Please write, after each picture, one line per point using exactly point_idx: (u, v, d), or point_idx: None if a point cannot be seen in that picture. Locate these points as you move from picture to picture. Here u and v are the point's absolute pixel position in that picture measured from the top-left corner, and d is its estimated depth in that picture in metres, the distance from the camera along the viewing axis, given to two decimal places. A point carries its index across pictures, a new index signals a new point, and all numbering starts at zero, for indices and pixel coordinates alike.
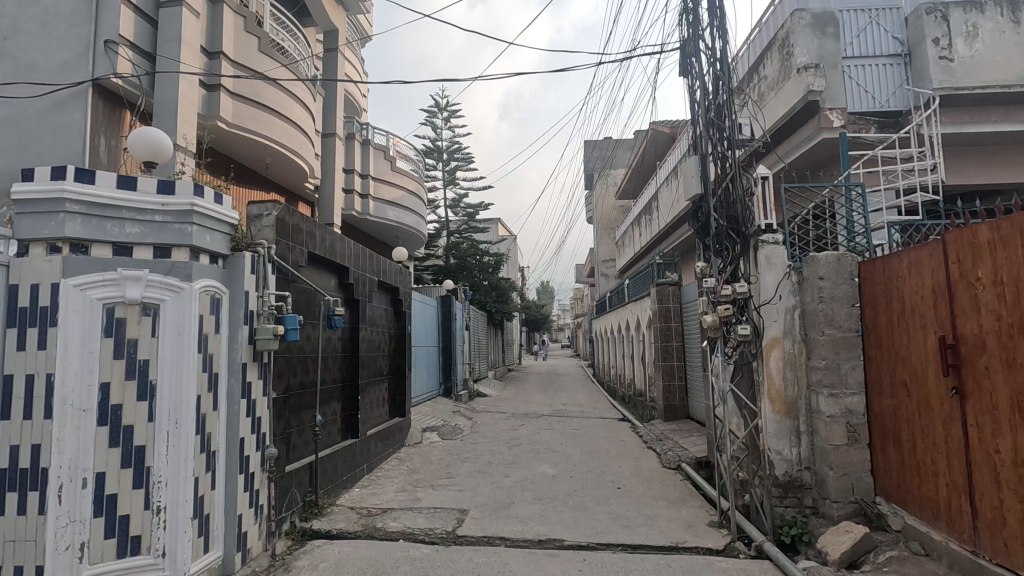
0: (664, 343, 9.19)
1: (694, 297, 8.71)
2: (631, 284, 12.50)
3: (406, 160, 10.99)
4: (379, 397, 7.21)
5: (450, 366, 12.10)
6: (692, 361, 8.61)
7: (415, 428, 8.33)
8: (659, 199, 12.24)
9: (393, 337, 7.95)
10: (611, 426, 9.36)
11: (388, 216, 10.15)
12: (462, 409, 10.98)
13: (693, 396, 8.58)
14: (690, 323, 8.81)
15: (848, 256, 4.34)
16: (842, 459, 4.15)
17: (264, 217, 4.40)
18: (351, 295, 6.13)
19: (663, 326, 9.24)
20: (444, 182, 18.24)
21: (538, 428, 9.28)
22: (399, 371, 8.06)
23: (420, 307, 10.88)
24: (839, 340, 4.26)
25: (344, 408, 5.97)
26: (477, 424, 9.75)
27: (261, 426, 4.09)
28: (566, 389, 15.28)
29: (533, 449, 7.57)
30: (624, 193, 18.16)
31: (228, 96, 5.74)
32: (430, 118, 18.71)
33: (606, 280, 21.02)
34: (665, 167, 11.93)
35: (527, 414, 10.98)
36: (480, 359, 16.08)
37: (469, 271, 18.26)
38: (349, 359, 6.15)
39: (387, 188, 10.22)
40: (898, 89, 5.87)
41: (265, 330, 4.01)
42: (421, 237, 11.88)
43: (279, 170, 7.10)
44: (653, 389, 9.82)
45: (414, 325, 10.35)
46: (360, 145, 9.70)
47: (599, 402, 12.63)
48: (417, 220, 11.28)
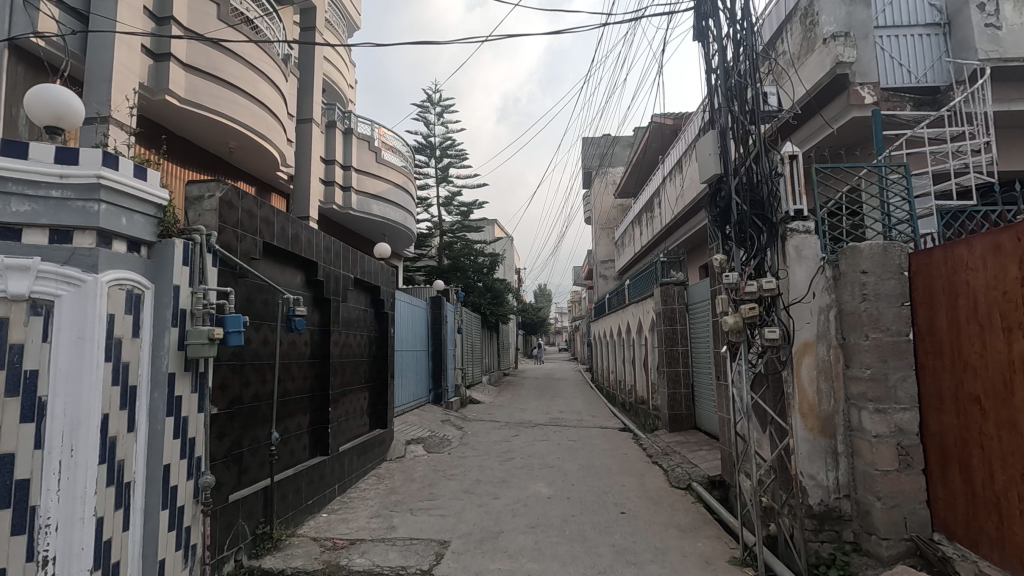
0: (669, 347, 8.51)
1: (702, 297, 8.04)
2: (631, 285, 11.97)
3: (393, 152, 10.33)
4: (356, 408, 6.53)
5: (440, 371, 11.39)
6: (701, 367, 7.93)
7: (399, 440, 7.63)
8: (662, 195, 11.57)
9: (373, 340, 7.27)
10: (612, 436, 8.67)
11: (372, 210, 9.48)
12: (453, 418, 10.28)
13: (702, 405, 7.90)
14: (698, 326, 8.14)
15: (895, 246, 3.66)
16: (891, 488, 3.48)
17: (205, 200, 3.71)
18: (321, 294, 5.45)
19: (669, 328, 8.57)
20: (436, 178, 17.56)
21: (532, 439, 8.58)
22: (381, 378, 7.38)
23: (408, 308, 10.19)
24: (886, 345, 3.58)
25: (312, 422, 5.28)
26: (467, 435, 9.05)
27: (196, 449, 3.39)
28: (564, 395, 14.58)
29: (527, 464, 6.87)
30: (624, 190, 17.50)
31: (179, 67, 5.08)
32: (422, 112, 18.03)
33: (605, 282, 20.33)
34: (669, 160, 11.27)
35: (522, 423, 10.29)
36: (474, 363, 15.38)
37: (463, 273, 17.57)
38: (319, 366, 5.47)
39: (371, 181, 9.55)
40: (937, 62, 5.24)
41: (199, 333, 3.30)
42: (409, 234, 11.20)
43: (245, 155, 6.43)
44: (657, 397, 9.13)
45: (400, 327, 9.66)
46: (341, 133, 9.02)
47: (598, 409, 11.94)
48: (406, 215, 10.61)
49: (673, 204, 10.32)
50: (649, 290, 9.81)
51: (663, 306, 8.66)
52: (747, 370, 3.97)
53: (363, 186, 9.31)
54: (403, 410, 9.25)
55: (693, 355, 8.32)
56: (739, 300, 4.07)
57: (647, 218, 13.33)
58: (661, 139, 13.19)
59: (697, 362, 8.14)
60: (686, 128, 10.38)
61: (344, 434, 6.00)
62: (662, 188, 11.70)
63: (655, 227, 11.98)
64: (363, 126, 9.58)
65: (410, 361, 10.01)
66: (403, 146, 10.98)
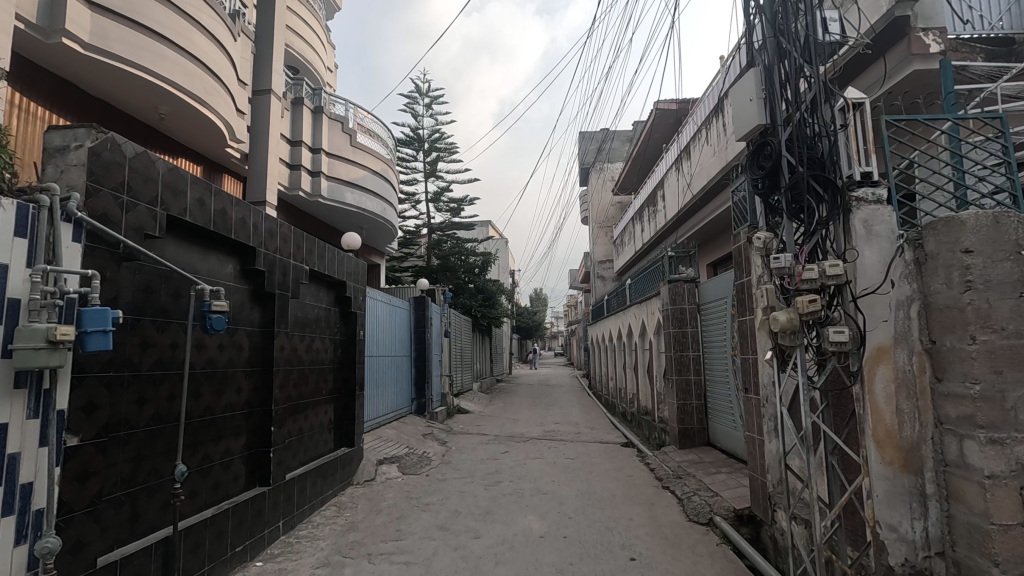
0: (679, 354, 7.52)
1: (716, 296, 7.08)
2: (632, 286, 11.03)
3: (370, 136, 9.32)
4: (316, 425, 5.52)
5: (424, 380, 10.37)
6: (718, 377, 6.95)
7: (369, 460, 6.62)
8: (667, 187, 10.61)
9: (338, 345, 6.26)
10: (613, 454, 7.68)
11: (345, 199, 8.49)
12: (436, 431, 9.27)
13: (718, 420, 6.93)
14: (713, 330, 7.15)
15: (1009, 213, 2.63)
16: (1015, 550, 2.46)
17: (70, 151, 2.70)
18: (261, 287, 4.45)
19: (678, 332, 7.60)
20: (424, 174, 16.59)
21: (523, 458, 7.58)
22: (348, 388, 6.37)
23: (387, 310, 9.16)
24: (1001, 352, 2.55)
25: (248, 445, 4.26)
26: (451, 452, 8.04)
27: (32, 500, 2.35)
28: (560, 404, 13.58)
29: (516, 490, 5.87)
30: (623, 186, 16.55)
31: (83, 5, 4.11)
32: (410, 104, 17.06)
33: (603, 284, 19.34)
34: (674, 149, 10.33)
35: (513, 436, 9.29)
36: (464, 369, 14.36)
37: (453, 273, 16.74)
38: (260, 376, 4.46)
39: (344, 167, 8.57)
40: (1013, 6, 4.38)
41: (33, 333, 2.29)
42: (390, 228, 10.23)
43: (181, 125, 5.45)
44: (663, 408, 8.16)
45: (377, 330, 8.62)
46: (310, 113, 8.05)
47: (597, 420, 10.95)
48: (385, 206, 9.63)
49: (681, 194, 9.36)
50: (654, 289, 8.83)
51: (673, 307, 7.68)
52: (807, 384, 3.00)
53: (333, 172, 8.33)
54: (379, 423, 8.22)
55: (706, 362, 7.37)
56: (792, 292, 3.08)
57: (649, 214, 12.35)
58: (665, 128, 12.23)
59: (713, 370, 7.15)
60: (693, 111, 9.43)
61: (296, 458, 4.99)
62: (667, 179, 10.74)
63: (659, 221, 11.06)
64: (336, 106, 8.60)
65: (387, 369, 8.97)
66: (384, 132, 10.02)
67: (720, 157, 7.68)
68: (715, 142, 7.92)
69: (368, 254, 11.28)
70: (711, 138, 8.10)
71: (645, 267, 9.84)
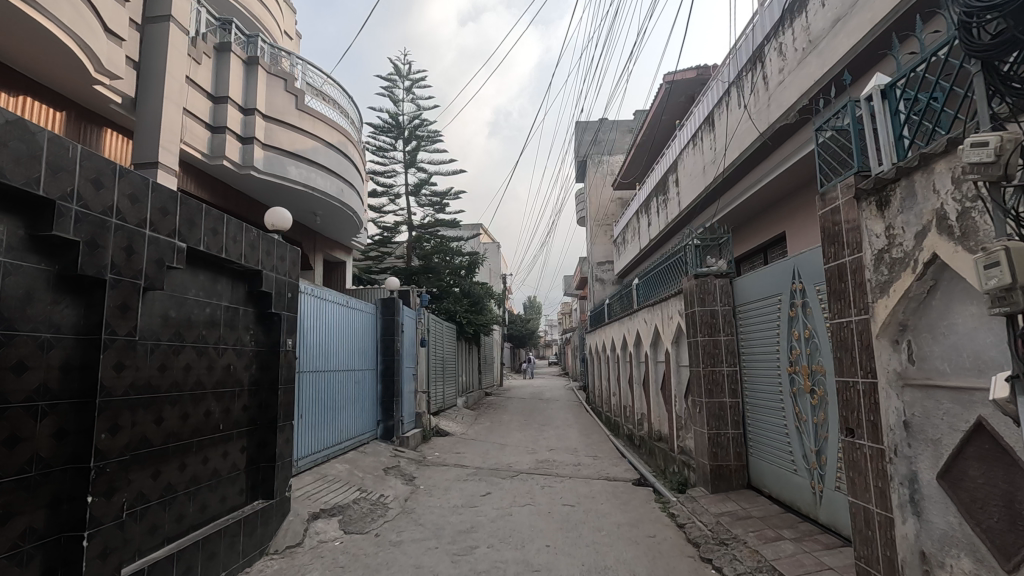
0: (710, 369, 5.85)
1: (758, 294, 5.46)
2: (640, 285, 9.39)
3: (324, 101, 7.65)
4: (202, 477, 3.81)
5: (393, 398, 8.63)
6: (762, 401, 5.35)
7: (300, 516, 4.88)
8: (684, 169, 8.97)
9: (251, 360, 4.53)
10: (625, 498, 5.98)
11: (288, 174, 6.83)
12: (403, 464, 7.54)
13: (761, 455, 5.37)
14: (755, 340, 5.51)
15: None
16: None
17: None
18: (69, 270, 2.73)
19: (709, 341, 5.92)
20: (403, 164, 14.92)
21: (508, 504, 5.86)
22: (266, 420, 4.63)
23: (343, 314, 7.45)
24: None
25: (38, 531, 2.56)
26: (417, 494, 6.30)
27: None
28: (555, 424, 11.85)
29: (497, 565, 4.15)
30: (626, 177, 14.93)
31: None
32: (389, 87, 15.41)
33: (603, 286, 17.61)
34: (693, 122, 8.68)
35: (498, 469, 7.57)
36: (446, 383, 12.64)
37: (436, 275, 15.13)
38: (69, 416, 2.73)
39: (288, 135, 6.91)
40: None
41: None
42: (351, 217, 8.55)
43: (5, 35, 3.81)
44: (689, 437, 6.47)
45: (327, 339, 6.88)
46: (241, 64, 6.40)
47: (599, 447, 9.24)
48: (344, 187, 7.96)
49: (707, 171, 7.72)
50: (672, 286, 7.18)
51: (700, 309, 6.00)
52: None
53: (271, 139, 6.67)
54: (326, 457, 6.47)
55: (746, 381, 5.71)
56: None
57: (658, 203, 10.73)
58: (678, 103, 10.62)
59: (755, 392, 5.52)
60: (719, 72, 7.82)
61: (153, 533, 3.27)
62: (682, 158, 9.15)
63: (673, 208, 9.44)
64: (278, 60, 6.95)
65: (342, 386, 7.23)
66: (346, 100, 8.35)
67: (761, 119, 6.08)
68: (754, 99, 6.29)
69: (329, 248, 9.62)
70: (746, 96, 6.50)
71: (659, 261, 8.17)
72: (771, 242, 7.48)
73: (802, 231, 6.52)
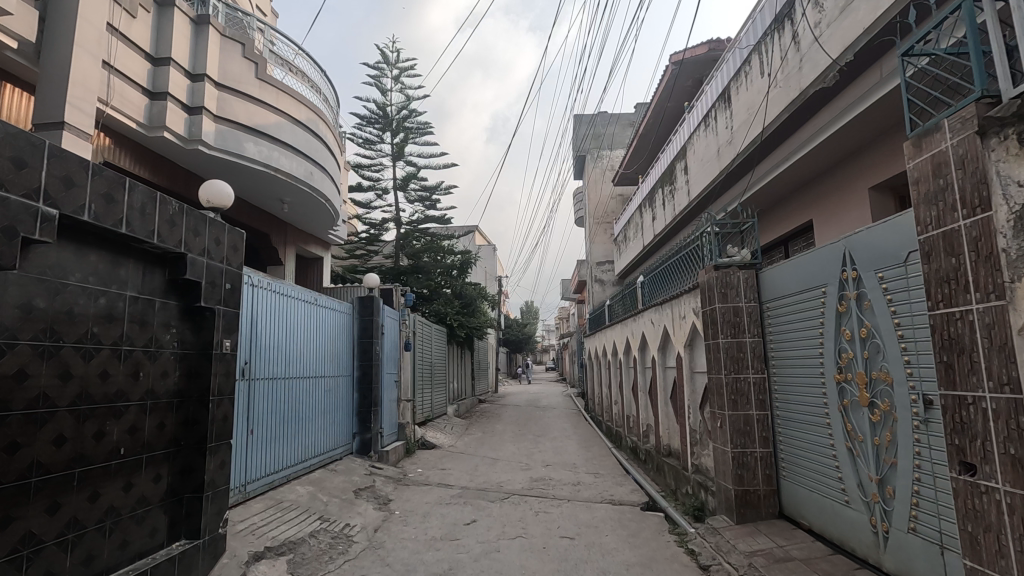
0: (734, 377, 4.97)
1: (791, 287, 4.59)
2: (645, 283, 8.54)
3: (292, 73, 6.77)
4: (88, 519, 2.91)
5: (370, 408, 7.74)
6: (797, 415, 4.48)
7: (238, 558, 3.97)
8: (695, 154, 8.10)
9: (171, 366, 3.63)
10: (633, 529, 5.09)
11: (245, 151, 5.97)
12: (379, 484, 6.62)
13: (796, 478, 4.50)
14: (788, 342, 4.63)
15: None
16: None
17: None
18: None
19: (733, 344, 5.03)
20: (391, 157, 14.09)
21: (496, 536, 4.96)
22: (192, 441, 3.73)
23: (310, 313, 6.55)
24: None
25: None
26: (390, 523, 5.38)
27: None
28: (552, 435, 10.95)
29: None
30: (627, 172, 14.09)
31: None
32: (376, 77, 14.58)
33: (603, 288, 16.74)
34: (704, 102, 7.82)
35: (486, 489, 6.67)
36: (435, 390, 11.85)
37: (426, 274, 14.25)
38: None
39: (246, 107, 6.05)
40: None
41: None
42: (324, 205, 7.68)
43: None
44: (708, 455, 5.57)
45: (288, 341, 5.96)
46: (188, 24, 5.52)
47: (600, 462, 8.34)
48: (314, 170, 7.08)
49: (724, 152, 6.87)
50: (686, 281, 6.31)
51: (721, 306, 5.12)
52: None
53: (224, 110, 5.81)
54: (284, 479, 5.56)
55: (776, 390, 4.84)
56: None
57: (663, 194, 9.88)
58: (685, 86, 9.78)
59: (788, 404, 4.64)
60: (735, 41, 6.98)
61: None
62: (692, 142, 8.32)
63: (682, 198, 8.59)
64: (235, 23, 6.07)
65: (307, 396, 6.32)
66: (319, 75, 7.47)
67: (791, 85, 5.22)
68: (782, 62, 5.43)
69: (303, 241, 8.74)
70: (771, 60, 5.65)
71: (669, 254, 7.30)
72: (804, 228, 6.62)
73: (843, 214, 5.68)
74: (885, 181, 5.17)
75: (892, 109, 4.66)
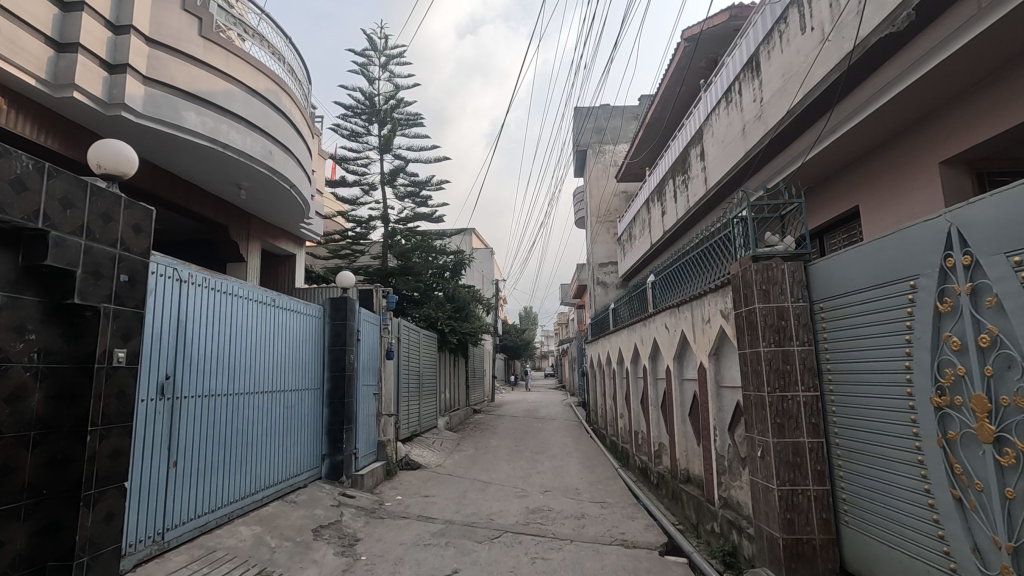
0: (780, 396, 3.96)
1: (857, 281, 3.58)
2: (656, 283, 7.56)
3: (249, 34, 5.79)
4: None
5: (343, 425, 6.72)
6: (866, 448, 3.48)
7: None
8: (714, 135, 7.12)
9: (29, 384, 2.63)
10: None
11: (185, 121, 4.99)
12: (347, 519, 5.59)
13: (867, 529, 3.48)
14: (851, 353, 3.63)
15: None
16: None
17: None
18: None
19: (778, 353, 4.03)
20: (378, 150, 13.12)
21: None
22: (61, 488, 2.72)
23: (267, 316, 5.53)
24: None
25: None
26: (352, 574, 4.36)
27: None
28: (551, 452, 9.93)
29: None
30: (632, 166, 13.12)
31: None
32: (362, 64, 13.62)
33: (606, 291, 15.75)
34: (726, 75, 6.85)
35: (474, 524, 5.63)
36: (424, 402, 10.82)
37: (416, 275, 13.27)
38: None
39: (188, 69, 5.07)
40: None
41: None
42: (290, 192, 6.68)
43: None
44: (744, 489, 4.54)
45: (234, 350, 4.93)
46: None
47: (607, 487, 7.32)
48: (276, 149, 6.09)
49: (752, 128, 5.90)
50: (711, 278, 5.31)
51: (762, 307, 4.11)
52: None
53: (157, 71, 4.82)
54: (224, 518, 4.55)
55: (834, 412, 3.83)
56: None
57: (675, 185, 8.92)
58: (700, 65, 8.82)
59: (850, 432, 3.64)
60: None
61: None
62: (709, 122, 7.35)
63: (699, 186, 7.61)
64: None
65: (260, 414, 5.30)
66: (284, 42, 6.47)
67: (846, 34, 4.24)
68: (832, 10, 4.44)
69: (269, 235, 7.75)
70: (816, 9, 4.68)
71: (687, 248, 6.31)
72: (852, 213, 5.63)
73: (907, 194, 4.70)
74: (964, 152, 4.18)
75: (986, 56, 3.67)
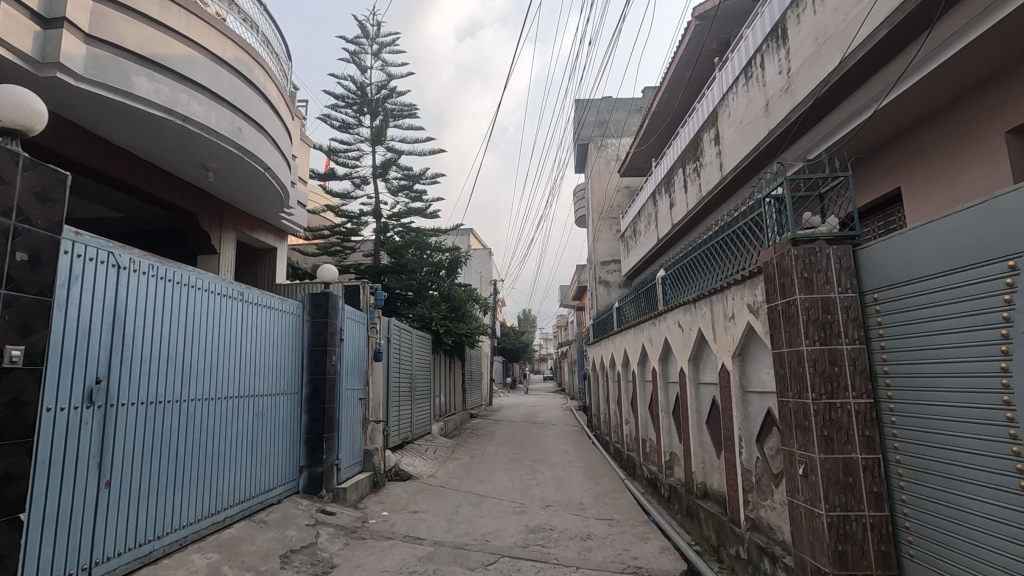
0: (828, 404, 3.32)
1: (926, 265, 2.95)
2: (667, 278, 6.94)
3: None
4: None
5: (322, 433, 6.07)
6: (940, 468, 2.85)
7: None
8: (731, 116, 6.51)
9: None
10: None
11: (136, 87, 4.37)
12: (323, 541, 4.94)
13: (941, 566, 2.85)
14: (918, 352, 3.00)
15: None
16: None
17: None
18: None
19: (825, 353, 3.39)
20: (369, 142, 12.51)
21: None
22: None
23: (233, 311, 4.89)
24: None
25: None
26: None
27: None
28: (552, 461, 9.29)
29: None
30: (636, 159, 12.52)
31: None
32: (354, 52, 13.02)
33: (608, 290, 15.15)
34: (744, 48, 6.24)
35: (467, 546, 4.99)
36: (417, 407, 10.18)
37: (410, 272, 12.62)
38: None
39: (141, 29, 4.45)
40: None
41: None
42: (265, 176, 6.06)
43: None
44: (779, 511, 3.91)
45: (191, 349, 4.29)
46: None
47: (613, 500, 6.69)
48: (246, 125, 5.47)
49: (778, 103, 5.29)
50: (734, 269, 4.68)
51: (804, 298, 3.48)
52: None
53: (102, 30, 4.20)
54: (174, 545, 3.91)
55: (893, 423, 3.20)
56: None
57: (685, 175, 8.32)
58: (712, 46, 8.22)
59: (917, 448, 3.01)
60: None
61: None
62: (725, 102, 6.73)
63: (714, 172, 6.99)
64: None
65: (223, 422, 4.66)
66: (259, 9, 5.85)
67: None
68: None
69: (245, 226, 7.13)
70: None
71: (704, 238, 5.69)
72: (891, 195, 5.01)
73: (965, 169, 4.07)
74: None
75: None
